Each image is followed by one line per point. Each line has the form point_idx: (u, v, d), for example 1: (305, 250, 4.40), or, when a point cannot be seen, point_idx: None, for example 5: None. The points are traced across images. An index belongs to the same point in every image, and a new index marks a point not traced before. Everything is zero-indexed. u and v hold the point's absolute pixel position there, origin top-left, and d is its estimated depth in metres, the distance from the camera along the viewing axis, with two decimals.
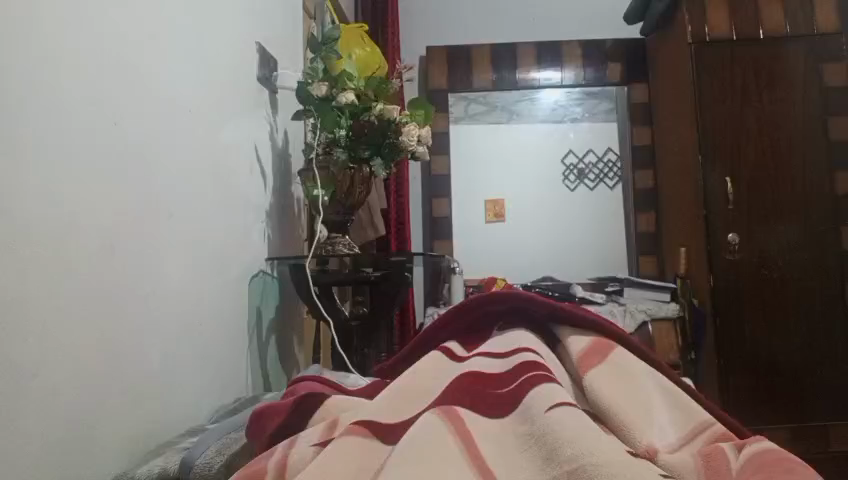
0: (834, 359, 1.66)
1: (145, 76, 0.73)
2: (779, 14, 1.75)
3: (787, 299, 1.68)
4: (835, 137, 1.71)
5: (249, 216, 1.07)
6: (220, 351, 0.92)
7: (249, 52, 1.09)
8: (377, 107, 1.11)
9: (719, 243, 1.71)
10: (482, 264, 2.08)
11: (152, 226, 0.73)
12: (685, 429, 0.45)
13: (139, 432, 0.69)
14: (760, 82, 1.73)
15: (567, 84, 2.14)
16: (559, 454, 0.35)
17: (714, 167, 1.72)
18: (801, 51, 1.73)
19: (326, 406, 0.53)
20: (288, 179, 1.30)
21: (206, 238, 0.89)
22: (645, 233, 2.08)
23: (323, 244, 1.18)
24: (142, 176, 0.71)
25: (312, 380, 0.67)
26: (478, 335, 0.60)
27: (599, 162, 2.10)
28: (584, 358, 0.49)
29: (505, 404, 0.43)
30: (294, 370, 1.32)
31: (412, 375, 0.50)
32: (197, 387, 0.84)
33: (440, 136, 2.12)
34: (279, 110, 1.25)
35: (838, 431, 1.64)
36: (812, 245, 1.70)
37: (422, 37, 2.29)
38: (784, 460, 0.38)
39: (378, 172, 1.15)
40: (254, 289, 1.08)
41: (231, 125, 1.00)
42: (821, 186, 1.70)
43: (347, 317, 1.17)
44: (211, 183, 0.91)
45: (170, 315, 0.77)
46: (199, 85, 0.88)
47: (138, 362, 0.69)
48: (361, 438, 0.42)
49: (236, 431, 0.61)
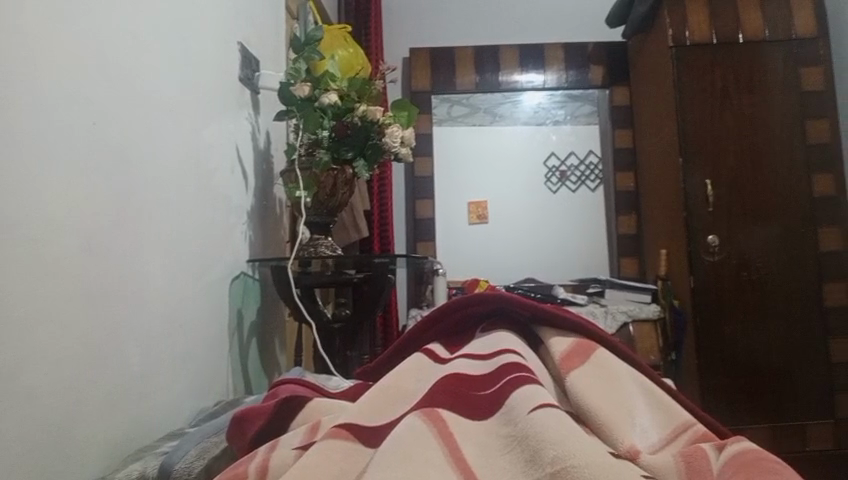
0: (812, 359, 1.69)
1: (125, 73, 0.72)
2: (757, 19, 1.77)
3: (765, 300, 1.71)
4: (813, 141, 1.73)
5: (231, 217, 1.06)
6: (201, 353, 0.92)
7: (231, 51, 1.08)
8: (360, 108, 1.10)
9: (699, 244, 1.72)
10: (465, 265, 2.08)
11: (132, 227, 0.72)
12: (667, 430, 0.45)
13: (119, 435, 0.68)
14: (739, 85, 1.75)
15: (550, 87, 2.14)
16: (543, 456, 0.35)
17: (694, 170, 1.74)
18: (779, 56, 1.76)
19: (309, 409, 0.52)
20: (270, 180, 1.29)
21: (187, 239, 0.88)
22: (626, 235, 2.08)
23: (305, 245, 1.16)
24: (122, 175, 0.70)
25: (293, 383, 0.66)
26: (461, 336, 0.60)
27: (580, 165, 2.11)
28: (566, 359, 0.49)
29: (488, 405, 0.43)
30: (275, 372, 1.31)
31: (394, 377, 0.50)
32: (177, 389, 0.83)
33: (423, 138, 2.12)
34: (260, 111, 1.24)
35: (814, 430, 1.67)
36: (789, 247, 1.72)
37: (406, 38, 2.29)
38: (764, 460, 0.39)
39: (361, 174, 1.15)
40: (235, 290, 1.07)
41: (213, 125, 0.99)
42: (799, 188, 1.73)
43: (330, 321, 1.16)
44: (191, 182, 0.90)
45: (150, 316, 0.76)
46: (180, 84, 0.87)
47: (117, 364, 0.68)
48: (343, 441, 0.42)
49: (218, 433, 0.61)
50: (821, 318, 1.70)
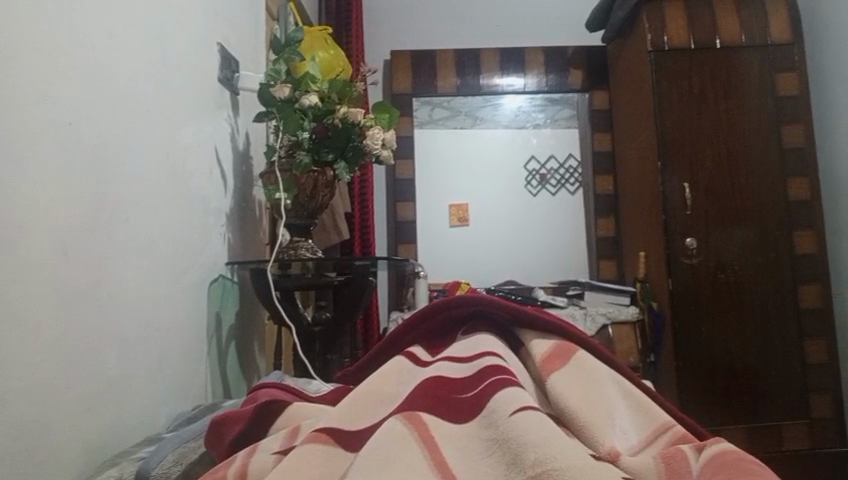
0: (787, 360, 1.71)
1: (101, 73, 0.70)
2: (734, 24, 1.80)
3: (742, 302, 1.73)
4: (788, 145, 1.77)
5: (209, 219, 1.05)
6: (179, 357, 0.90)
7: (210, 50, 1.07)
8: (341, 110, 1.09)
9: (677, 247, 1.74)
10: (446, 268, 2.08)
11: (108, 229, 0.71)
12: (647, 432, 0.45)
13: (95, 440, 0.66)
14: (716, 90, 1.77)
15: (530, 90, 2.16)
16: (524, 459, 0.35)
17: (673, 173, 1.75)
18: (755, 61, 1.78)
19: (288, 414, 0.52)
20: (249, 181, 1.28)
21: (164, 241, 0.87)
22: (605, 238, 2.10)
23: (285, 247, 1.16)
24: (98, 175, 0.69)
25: (273, 387, 0.65)
26: (442, 339, 0.60)
27: (560, 168, 2.13)
28: (547, 361, 0.49)
29: (468, 408, 0.43)
30: (255, 375, 1.30)
31: (374, 381, 0.50)
32: (155, 394, 0.82)
33: (404, 140, 2.12)
34: (240, 112, 1.23)
35: (790, 430, 1.69)
36: (766, 249, 1.74)
37: (386, 40, 2.29)
38: (744, 461, 0.39)
39: (342, 176, 1.14)
40: (213, 293, 1.06)
41: (191, 126, 0.98)
42: (775, 192, 1.75)
43: (311, 324, 1.16)
44: (169, 183, 0.88)
45: (127, 319, 0.75)
46: (157, 84, 0.85)
47: (92, 368, 0.67)
48: (322, 445, 0.42)
49: (197, 437, 0.60)
50: (797, 320, 1.73)
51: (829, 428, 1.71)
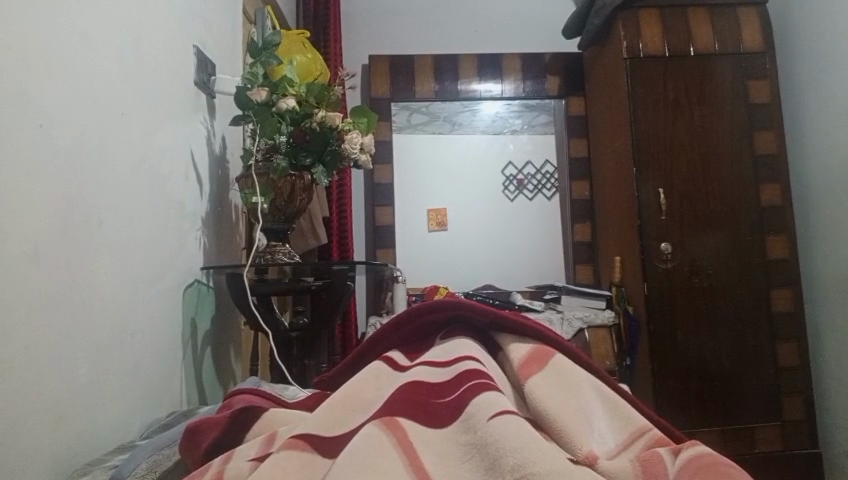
0: (760, 362, 1.74)
1: (74, 73, 0.69)
2: (708, 33, 1.82)
3: (716, 306, 1.75)
4: (761, 152, 1.80)
5: (185, 223, 1.03)
6: (154, 363, 0.89)
7: (186, 52, 1.06)
8: (319, 114, 1.09)
9: (653, 251, 1.76)
10: (423, 272, 2.08)
11: (81, 234, 0.70)
12: (625, 434, 0.46)
13: (66, 448, 0.65)
14: (690, 97, 1.80)
15: (507, 96, 2.17)
16: (503, 463, 0.35)
17: (648, 178, 1.77)
18: (727, 68, 1.82)
19: (265, 421, 0.51)
20: (226, 185, 1.27)
21: (138, 245, 0.85)
22: (581, 242, 2.12)
23: (261, 252, 1.14)
24: (71, 178, 0.68)
25: (250, 393, 0.65)
26: (421, 343, 0.59)
27: (537, 173, 2.14)
28: (524, 366, 0.49)
29: (446, 412, 0.42)
30: (230, 382, 1.28)
31: (353, 386, 0.49)
32: (128, 402, 0.80)
33: (382, 145, 2.12)
34: (216, 115, 1.22)
35: (763, 432, 1.72)
36: (738, 254, 1.77)
37: (364, 45, 2.28)
38: (719, 464, 0.39)
39: (320, 180, 1.13)
40: (189, 297, 1.05)
41: (166, 129, 0.96)
42: (747, 198, 1.78)
43: (288, 329, 1.12)
44: (143, 187, 0.87)
45: (100, 324, 0.73)
46: (132, 86, 0.84)
47: (62, 376, 0.65)
48: (299, 452, 0.41)
49: (171, 445, 0.59)
50: (769, 323, 1.76)
51: (801, 429, 1.74)
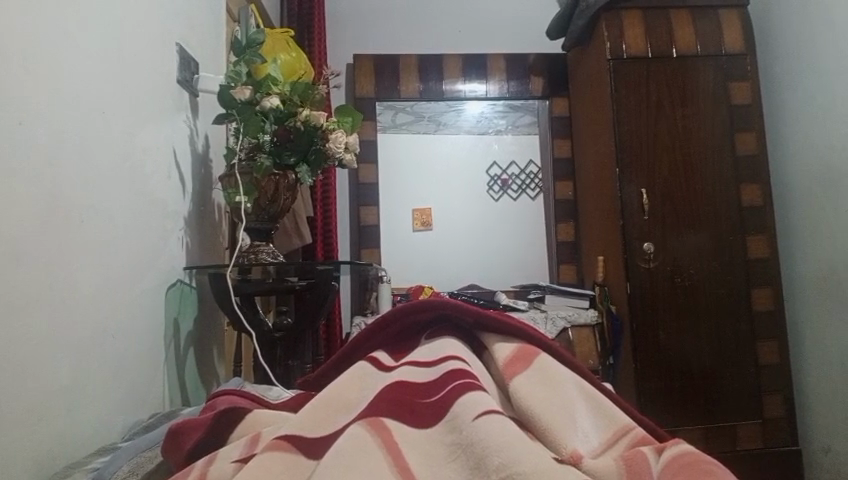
0: (740, 360, 1.76)
1: (55, 72, 0.68)
2: (691, 34, 1.84)
3: (698, 305, 1.76)
4: (741, 153, 1.83)
5: (167, 223, 1.02)
6: (135, 364, 0.88)
7: (169, 49, 1.05)
8: (303, 113, 1.09)
9: (635, 251, 1.77)
10: (408, 271, 2.08)
11: (62, 233, 0.69)
12: (608, 433, 0.46)
13: (45, 451, 0.64)
14: (673, 98, 1.81)
15: (492, 96, 2.17)
16: (488, 463, 0.35)
17: (631, 179, 1.79)
18: (709, 69, 1.83)
19: (248, 422, 0.51)
20: (209, 185, 1.26)
21: (120, 245, 0.84)
22: (564, 242, 2.12)
23: (245, 252, 1.13)
24: (50, 176, 0.67)
25: (232, 394, 0.64)
26: (405, 343, 0.59)
27: (521, 174, 2.15)
28: (509, 365, 0.49)
29: (431, 412, 0.42)
30: (213, 383, 1.27)
31: (337, 387, 0.49)
32: (109, 403, 0.79)
33: (367, 144, 2.11)
34: (199, 114, 1.21)
35: (744, 430, 1.74)
36: (720, 253, 1.79)
37: (349, 44, 2.28)
38: (701, 462, 0.39)
39: (304, 179, 1.13)
40: (171, 297, 1.04)
41: (148, 127, 0.95)
42: (728, 198, 1.80)
43: (270, 330, 1.15)
44: (125, 186, 0.86)
45: (81, 326, 0.72)
46: (112, 83, 0.83)
47: (42, 378, 0.64)
48: (283, 454, 0.41)
49: (153, 448, 0.59)
50: (750, 321, 1.78)
51: (781, 427, 1.76)
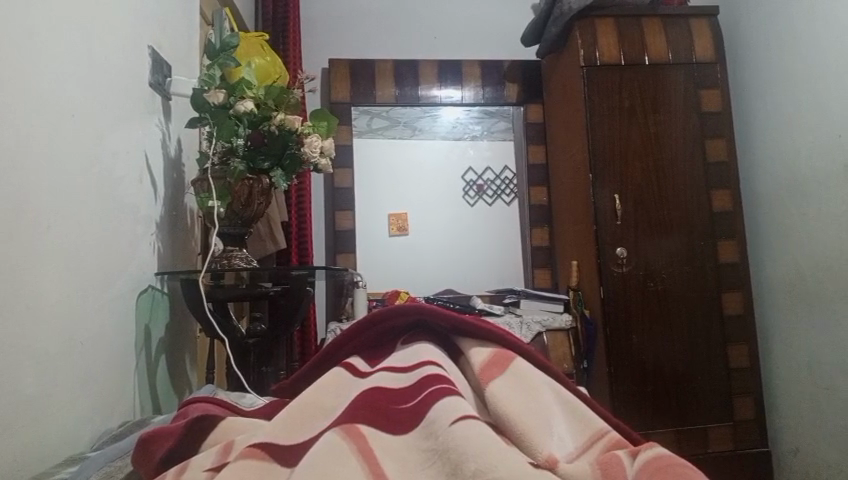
0: (711, 364, 1.79)
1: (22, 76, 0.67)
2: (662, 42, 1.87)
3: (670, 309, 1.79)
4: (712, 159, 1.86)
5: (138, 228, 1.01)
6: (105, 372, 0.86)
7: (141, 52, 1.03)
8: (278, 117, 1.08)
9: (608, 256, 1.79)
10: (384, 276, 2.07)
11: (29, 237, 0.67)
12: (583, 437, 0.46)
13: (10, 463, 0.62)
14: (645, 104, 1.84)
15: (467, 102, 2.18)
16: (464, 470, 0.35)
17: (604, 184, 1.81)
18: (680, 77, 1.86)
19: (221, 428, 0.50)
20: (181, 189, 1.25)
21: (89, 251, 0.83)
22: (539, 247, 2.14)
23: (217, 257, 1.12)
24: (17, 180, 0.65)
25: (206, 401, 0.63)
26: (381, 349, 0.59)
27: (496, 179, 2.16)
28: (485, 370, 0.49)
29: (408, 418, 0.42)
30: (185, 390, 1.25)
31: (312, 393, 0.49)
32: (77, 412, 0.77)
33: (342, 149, 2.10)
34: (172, 118, 1.19)
35: (715, 433, 1.76)
36: (692, 258, 1.82)
37: (324, 48, 2.27)
38: (675, 465, 0.39)
39: (279, 184, 1.12)
40: (142, 303, 1.02)
41: (119, 131, 0.94)
42: (700, 203, 1.83)
43: (244, 336, 1.11)
44: (95, 191, 0.84)
45: (49, 332, 0.71)
46: (84, 86, 0.82)
47: (9, 386, 0.62)
48: (256, 461, 0.40)
49: (123, 456, 0.59)
50: (720, 325, 1.80)
51: (751, 429, 1.79)
